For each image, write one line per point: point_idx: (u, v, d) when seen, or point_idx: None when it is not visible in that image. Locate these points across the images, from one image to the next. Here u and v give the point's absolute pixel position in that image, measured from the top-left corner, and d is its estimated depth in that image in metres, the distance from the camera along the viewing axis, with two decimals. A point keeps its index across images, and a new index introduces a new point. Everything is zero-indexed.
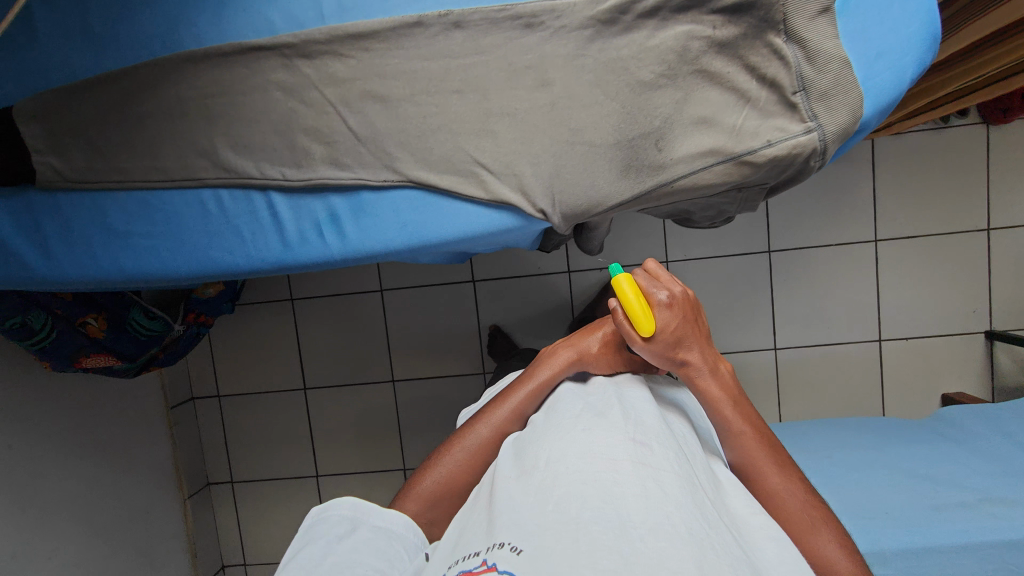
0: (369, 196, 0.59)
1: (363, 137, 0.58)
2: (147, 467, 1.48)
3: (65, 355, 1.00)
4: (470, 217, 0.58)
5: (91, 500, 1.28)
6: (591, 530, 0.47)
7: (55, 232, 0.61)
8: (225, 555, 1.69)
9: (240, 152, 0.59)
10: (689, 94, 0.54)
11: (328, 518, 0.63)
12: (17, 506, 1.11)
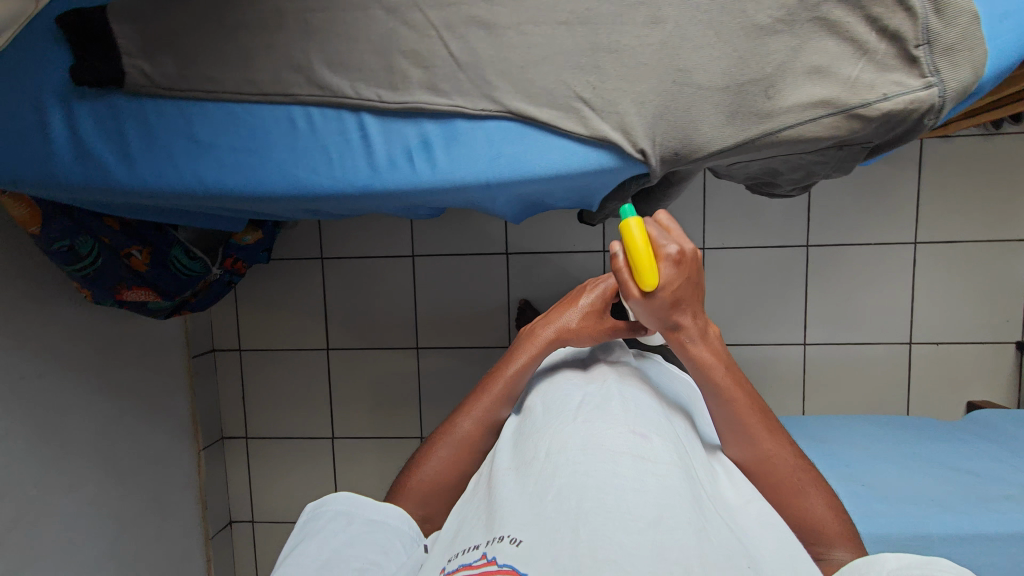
0: (463, 125, 0.58)
1: (464, 63, 0.56)
2: (167, 415, 1.46)
3: (107, 285, 1.00)
4: (564, 155, 0.57)
5: (115, 440, 1.27)
6: (585, 519, 0.55)
7: (139, 139, 0.60)
8: (235, 511, 1.68)
9: (335, 71, 0.57)
10: (806, 42, 0.53)
11: (326, 513, 0.76)
12: (46, 436, 1.08)
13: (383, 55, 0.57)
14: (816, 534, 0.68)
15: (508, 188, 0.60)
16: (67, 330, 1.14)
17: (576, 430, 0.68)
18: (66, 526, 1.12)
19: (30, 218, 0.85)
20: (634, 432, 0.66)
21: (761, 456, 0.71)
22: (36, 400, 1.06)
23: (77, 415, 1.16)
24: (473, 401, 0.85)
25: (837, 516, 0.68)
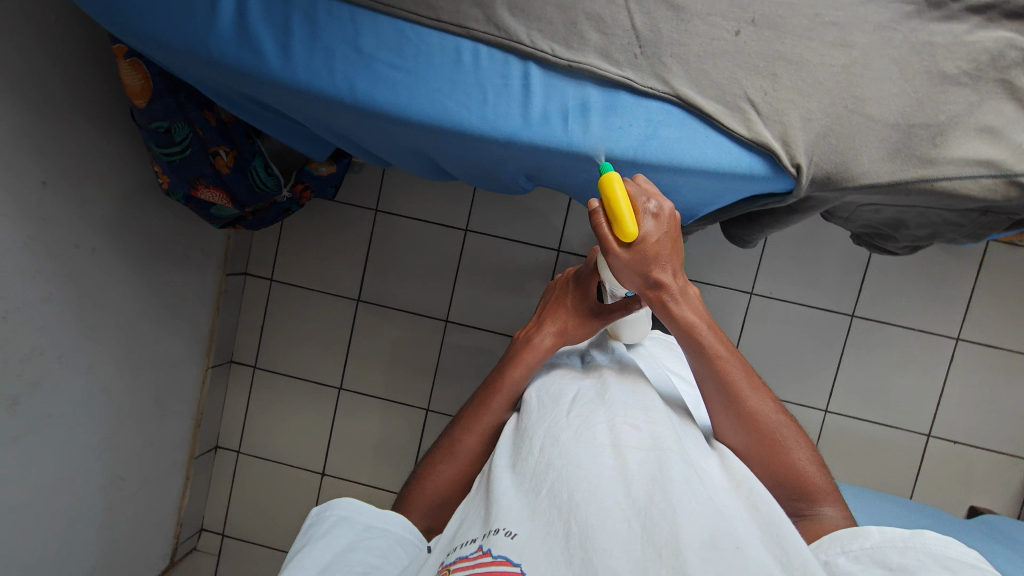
0: (626, 98, 0.58)
1: (644, 38, 0.56)
2: (189, 324, 1.43)
3: (186, 176, 0.99)
4: (717, 151, 0.57)
5: (139, 333, 1.24)
6: (576, 514, 0.54)
7: (302, 34, 0.60)
8: (223, 436, 1.65)
9: (515, 16, 0.58)
10: (985, 101, 0.53)
11: (326, 521, 0.68)
12: (80, 311, 1.05)
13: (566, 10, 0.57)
14: (807, 496, 0.63)
15: (650, 172, 0.59)
16: (125, 210, 1.12)
17: (568, 420, 0.66)
18: (74, 404, 1.09)
19: (139, 90, 0.85)
20: (627, 423, 0.64)
21: (751, 425, 0.64)
22: (80, 273, 1.03)
23: (111, 297, 1.13)
24: (474, 414, 0.78)
25: (823, 471, 0.64)
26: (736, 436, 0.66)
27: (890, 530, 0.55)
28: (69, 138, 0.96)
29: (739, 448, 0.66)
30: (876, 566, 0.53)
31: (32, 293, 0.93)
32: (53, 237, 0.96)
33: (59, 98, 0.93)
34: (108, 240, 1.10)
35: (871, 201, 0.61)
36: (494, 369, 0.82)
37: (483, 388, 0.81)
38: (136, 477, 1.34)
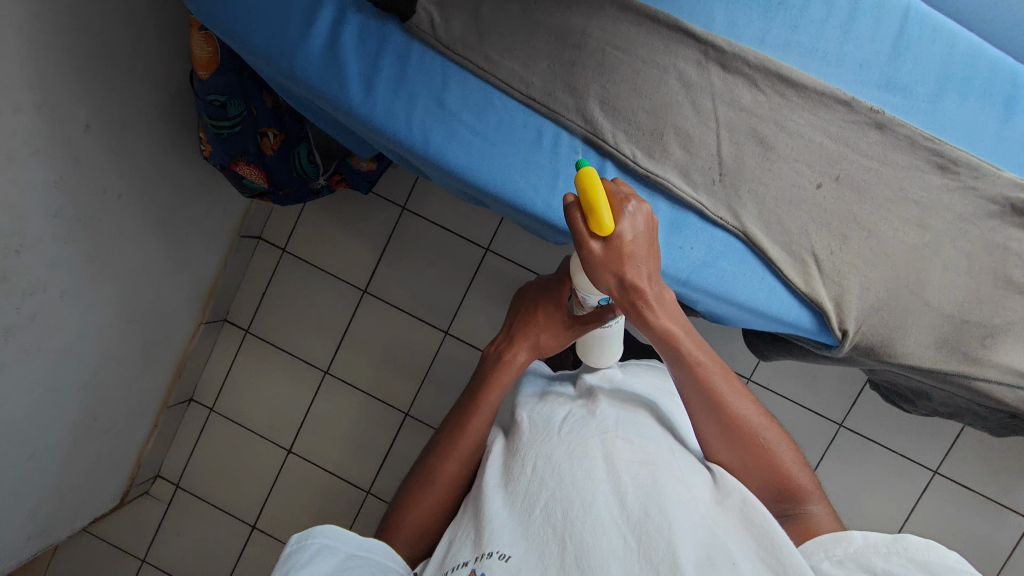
0: (694, 219, 0.70)
1: (726, 172, 0.70)
2: (194, 276, 1.42)
3: (229, 150, 0.96)
4: (760, 285, 0.70)
5: (142, 280, 1.22)
6: (570, 536, 0.60)
7: (391, 76, 0.66)
8: (200, 390, 1.64)
9: (609, 117, 0.69)
10: (1003, 310, 0.73)
11: (306, 551, 0.63)
12: (90, 253, 1.03)
13: (658, 120, 0.70)
14: (791, 496, 0.68)
15: (701, 293, 0.70)
16: (157, 161, 1.11)
17: (559, 435, 0.70)
18: (66, 341, 1.07)
19: (204, 62, 0.83)
20: (619, 437, 0.68)
21: (736, 430, 0.68)
22: (99, 217, 1.01)
23: (127, 243, 1.12)
24: (452, 439, 0.78)
25: (803, 468, 0.69)
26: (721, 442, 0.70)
27: (876, 536, 0.58)
28: (117, 86, 0.95)
29: (724, 453, 0.70)
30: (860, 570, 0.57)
31: (49, 233, 0.92)
32: (82, 180, 0.94)
33: (112, 44, 0.91)
34: (134, 187, 1.08)
35: (914, 382, 0.77)
36: (467, 393, 0.83)
37: (457, 414, 0.81)
38: (108, 418, 1.33)
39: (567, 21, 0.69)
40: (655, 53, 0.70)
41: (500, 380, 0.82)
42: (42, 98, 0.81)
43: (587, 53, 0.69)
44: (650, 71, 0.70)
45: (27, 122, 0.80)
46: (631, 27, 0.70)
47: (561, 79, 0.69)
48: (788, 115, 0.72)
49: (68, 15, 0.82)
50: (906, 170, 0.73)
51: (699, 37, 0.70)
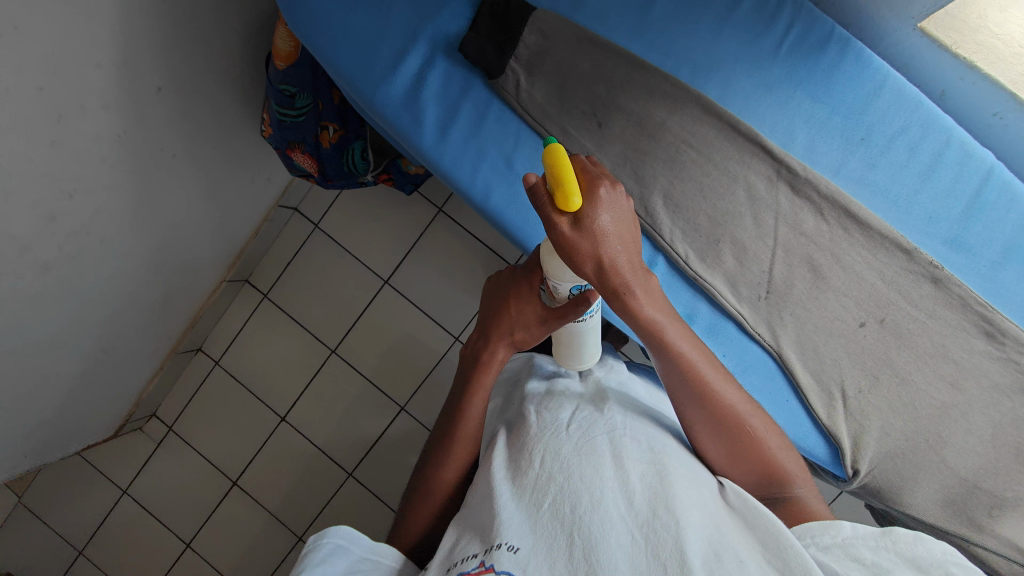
0: (731, 327, 0.82)
1: (773, 295, 0.83)
2: (226, 237, 1.44)
3: (287, 137, 0.98)
4: (783, 405, 0.82)
5: (179, 234, 1.24)
6: (584, 533, 0.58)
7: (464, 125, 0.81)
8: (209, 343, 1.67)
9: (671, 215, 0.82)
10: (1004, 478, 0.81)
11: (323, 552, 0.64)
12: (137, 204, 1.05)
13: (717, 228, 0.82)
14: (779, 483, 0.68)
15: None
16: (216, 125, 1.13)
17: (566, 432, 0.68)
18: (97, 282, 1.10)
19: (285, 55, 0.86)
20: (628, 437, 0.67)
21: (722, 419, 0.67)
22: (152, 171, 1.03)
23: (172, 199, 1.14)
24: (449, 449, 0.78)
25: (787, 450, 0.69)
26: (711, 437, 0.68)
27: (867, 530, 0.59)
28: (195, 52, 0.96)
29: (713, 446, 0.69)
30: (849, 558, 0.57)
31: (103, 183, 0.94)
32: (146, 137, 0.96)
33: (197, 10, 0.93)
34: (190, 147, 1.09)
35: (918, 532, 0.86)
36: (453, 401, 0.81)
37: (445, 423, 0.80)
38: (120, 356, 1.37)
39: (650, 112, 0.81)
40: (729, 162, 0.82)
41: (482, 383, 0.80)
42: (122, 57, 0.83)
43: (662, 146, 0.82)
44: (721, 178, 0.82)
45: (104, 78, 0.82)
46: (710, 131, 0.81)
47: (630, 165, 0.82)
48: (847, 250, 0.82)
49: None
50: (950, 327, 0.82)
51: (777, 156, 0.81)
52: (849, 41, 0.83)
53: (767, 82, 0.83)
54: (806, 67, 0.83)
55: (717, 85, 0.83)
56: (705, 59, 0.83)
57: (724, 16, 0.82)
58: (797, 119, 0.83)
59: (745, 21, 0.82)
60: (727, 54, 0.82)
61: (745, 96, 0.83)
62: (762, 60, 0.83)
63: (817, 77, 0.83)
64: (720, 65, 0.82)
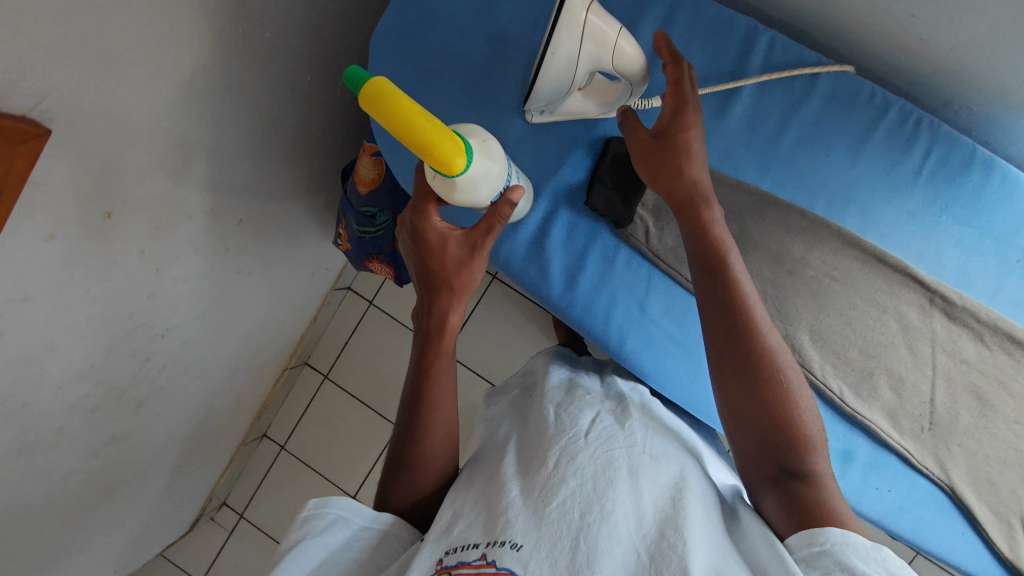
0: (894, 461, 0.65)
1: (938, 425, 0.65)
2: (288, 330, 1.43)
3: (366, 249, 0.97)
4: (959, 542, 0.64)
5: (249, 340, 1.24)
6: (590, 542, 0.47)
7: (594, 273, 0.67)
8: (273, 427, 1.67)
9: (817, 347, 0.65)
10: None
11: (324, 524, 0.57)
12: (216, 325, 1.04)
13: (870, 359, 0.65)
14: (797, 454, 0.51)
15: (890, 535, 0.65)
16: (284, 237, 1.12)
17: (586, 438, 0.56)
18: (180, 401, 1.09)
19: (368, 180, 0.86)
20: (649, 454, 0.56)
21: (773, 380, 0.53)
22: (230, 292, 1.02)
23: (247, 310, 1.13)
24: (428, 410, 0.62)
25: (814, 422, 0.53)
26: (740, 391, 0.53)
27: (894, 567, 0.43)
28: (271, 179, 0.96)
29: (739, 402, 0.53)
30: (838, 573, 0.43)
31: (189, 315, 0.94)
32: (226, 265, 0.96)
33: (279, 143, 0.91)
34: (262, 261, 1.09)
35: None
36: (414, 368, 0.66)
37: (415, 380, 0.64)
38: (197, 461, 1.37)
39: (786, 247, 0.65)
40: (875, 292, 0.65)
41: (444, 346, 0.63)
42: (209, 204, 0.83)
43: (801, 279, 0.65)
44: (867, 307, 0.65)
45: (194, 228, 0.82)
46: (855, 263, 0.64)
47: (771, 303, 0.65)
48: (1017, 375, 0.65)
49: (253, 133, 0.84)
50: None
51: (928, 284, 0.64)
52: (996, 158, 0.63)
53: (909, 211, 0.64)
54: (952, 190, 0.63)
55: (857, 213, 0.64)
56: (843, 177, 0.64)
57: (856, 141, 0.64)
58: (945, 246, 0.64)
59: (881, 144, 0.63)
60: (861, 181, 0.64)
61: (891, 221, 0.64)
62: (901, 187, 0.63)
63: (965, 197, 0.63)
64: (858, 189, 0.64)
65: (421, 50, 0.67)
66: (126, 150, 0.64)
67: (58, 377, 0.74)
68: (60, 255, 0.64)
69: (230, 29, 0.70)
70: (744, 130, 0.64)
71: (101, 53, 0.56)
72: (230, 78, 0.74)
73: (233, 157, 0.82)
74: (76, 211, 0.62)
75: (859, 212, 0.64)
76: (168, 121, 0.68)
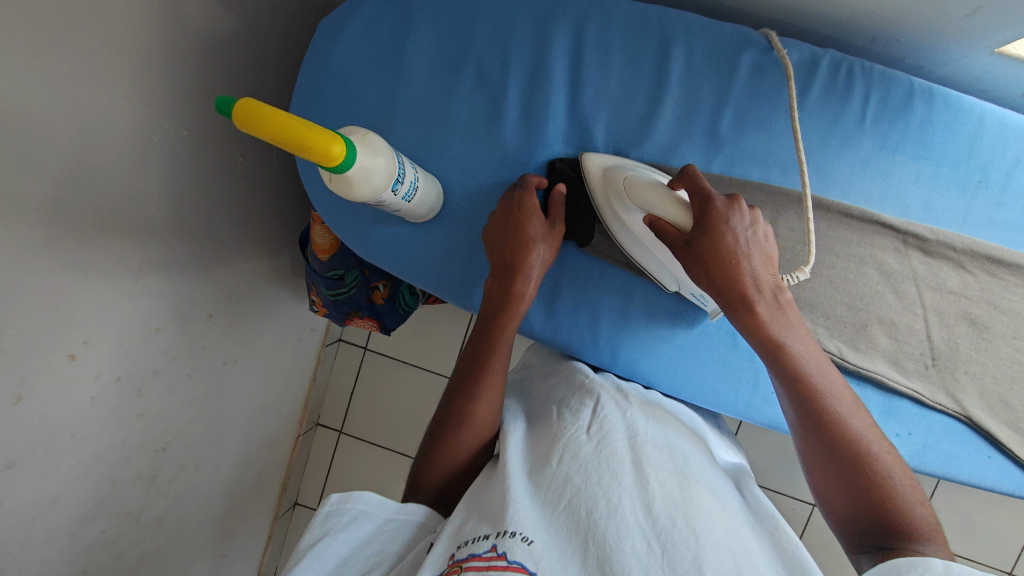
0: (905, 405, 0.66)
1: (941, 357, 0.67)
2: (291, 398, 1.32)
3: (344, 310, 0.94)
4: (988, 465, 0.67)
5: (255, 420, 1.16)
6: (599, 541, 0.44)
7: (570, 295, 0.67)
8: (301, 492, 1.50)
9: (808, 316, 0.65)
10: None
11: (346, 519, 0.52)
12: (215, 422, 0.99)
13: (861, 313, 0.66)
14: (901, 536, 0.48)
15: (922, 474, 0.67)
16: (265, 313, 1.06)
17: (587, 431, 0.53)
18: (200, 504, 1.03)
19: (326, 247, 0.82)
20: (653, 442, 0.53)
21: (849, 458, 0.52)
22: (223, 386, 0.98)
23: (242, 397, 1.07)
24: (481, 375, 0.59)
25: (925, 507, 0.50)
26: (828, 470, 0.53)
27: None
28: (236, 263, 0.91)
29: (830, 483, 0.52)
30: None
31: (187, 420, 0.90)
32: (209, 360, 0.91)
33: (235, 226, 0.87)
34: (241, 340, 1.00)
35: None
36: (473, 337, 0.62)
37: (473, 351, 0.61)
38: (235, 563, 1.27)
39: None
40: (851, 247, 0.65)
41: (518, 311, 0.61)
42: (176, 309, 0.79)
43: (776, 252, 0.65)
44: (846, 263, 0.66)
45: (166, 338, 0.79)
46: (823, 223, 0.64)
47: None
48: (1002, 293, 0.67)
49: (203, 227, 0.80)
50: None
51: (899, 228, 0.64)
52: (932, 87, 0.64)
53: (863, 158, 0.64)
54: (898, 130, 0.63)
55: (817, 169, 0.64)
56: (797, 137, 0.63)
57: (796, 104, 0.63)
58: (905, 185, 0.64)
59: (820, 101, 0.63)
60: (810, 140, 0.63)
61: (851, 172, 0.64)
62: (850, 139, 0.63)
63: (912, 133, 0.64)
64: (811, 146, 0.63)
65: (344, 119, 0.64)
66: (78, 288, 0.63)
67: (67, 524, 0.73)
68: (37, 413, 0.62)
69: (154, 135, 0.67)
70: (685, 115, 0.63)
71: (24, 206, 0.54)
72: (168, 182, 0.71)
73: (189, 254, 0.78)
74: (38, 363, 0.61)
75: (818, 168, 0.64)
76: (112, 245, 0.65)
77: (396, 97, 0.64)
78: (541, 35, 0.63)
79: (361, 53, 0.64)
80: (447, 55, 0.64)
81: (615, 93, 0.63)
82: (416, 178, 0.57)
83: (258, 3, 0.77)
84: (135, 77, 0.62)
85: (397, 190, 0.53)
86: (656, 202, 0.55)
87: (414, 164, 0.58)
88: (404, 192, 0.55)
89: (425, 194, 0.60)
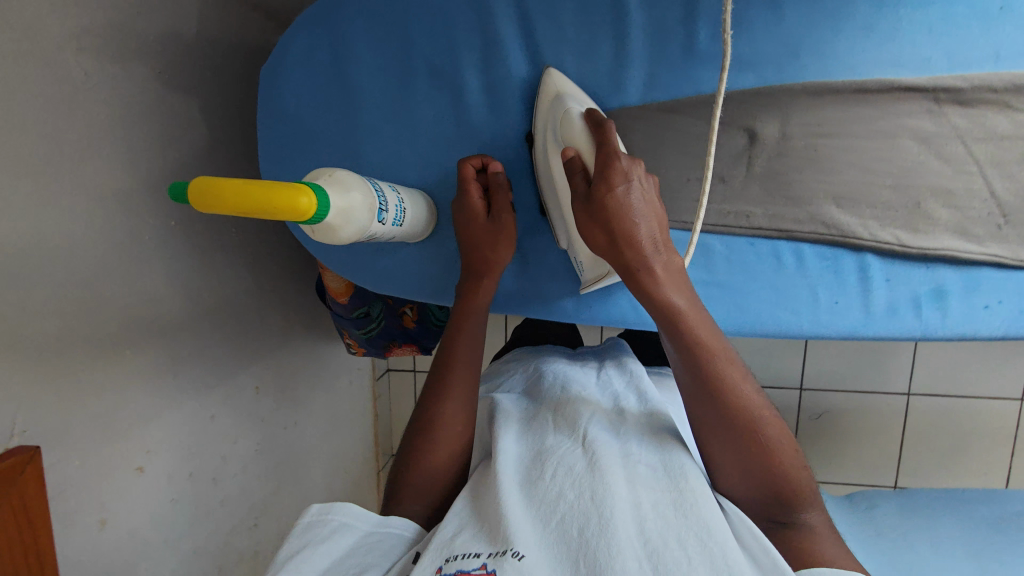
0: (987, 274, 0.61)
1: (1010, 208, 0.61)
2: (361, 440, 1.34)
3: (381, 344, 0.93)
4: None
5: (334, 471, 1.18)
6: (591, 559, 0.43)
7: None
8: None
9: (852, 212, 0.61)
10: None
11: (326, 530, 0.51)
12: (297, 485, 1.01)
13: (908, 190, 0.60)
14: (791, 510, 0.50)
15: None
16: (309, 370, 1.07)
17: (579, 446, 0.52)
18: None
19: (342, 289, 0.81)
20: (647, 461, 0.51)
21: (741, 432, 0.50)
22: (293, 450, 1.00)
23: (314, 454, 1.08)
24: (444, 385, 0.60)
25: (806, 470, 0.51)
26: (719, 438, 0.51)
27: None
28: (266, 331, 0.92)
29: (726, 461, 0.51)
30: None
31: (268, 493, 0.91)
32: (271, 431, 0.92)
33: (253, 298, 0.87)
34: (296, 401, 1.01)
35: None
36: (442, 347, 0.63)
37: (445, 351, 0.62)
38: None
39: (762, 131, 0.60)
40: (877, 123, 0.60)
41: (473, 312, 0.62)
42: (224, 394, 0.80)
43: (796, 155, 0.60)
44: (878, 142, 0.60)
45: (223, 423, 0.80)
46: (839, 108, 0.59)
47: (781, 194, 0.61)
48: None
49: (223, 309, 0.80)
50: None
51: (925, 87, 0.58)
52: None
53: (863, 24, 0.57)
54: None
55: (816, 54, 0.58)
56: (785, 26, 0.57)
57: None
58: (918, 38, 0.58)
59: None
60: (800, 25, 0.57)
61: (856, 44, 0.58)
62: (845, 8, 0.57)
63: None
64: (803, 30, 0.57)
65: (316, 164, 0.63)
66: (126, 404, 0.64)
67: None
68: (125, 531, 0.64)
69: (148, 237, 0.67)
70: (658, 44, 0.59)
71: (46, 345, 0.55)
72: (175, 278, 0.71)
73: (218, 338, 0.79)
74: (109, 484, 0.62)
75: (817, 51, 0.58)
76: (142, 353, 0.66)
77: (357, 123, 0.62)
78: (481, 10, 0.59)
79: (311, 90, 0.62)
80: (393, 64, 0.60)
81: (576, 44, 0.59)
82: (400, 200, 0.55)
83: (204, 74, 0.75)
84: (108, 188, 0.61)
85: (384, 218, 0.51)
86: (580, 140, 0.54)
87: (395, 186, 0.56)
88: (392, 218, 0.53)
89: (415, 213, 0.58)
